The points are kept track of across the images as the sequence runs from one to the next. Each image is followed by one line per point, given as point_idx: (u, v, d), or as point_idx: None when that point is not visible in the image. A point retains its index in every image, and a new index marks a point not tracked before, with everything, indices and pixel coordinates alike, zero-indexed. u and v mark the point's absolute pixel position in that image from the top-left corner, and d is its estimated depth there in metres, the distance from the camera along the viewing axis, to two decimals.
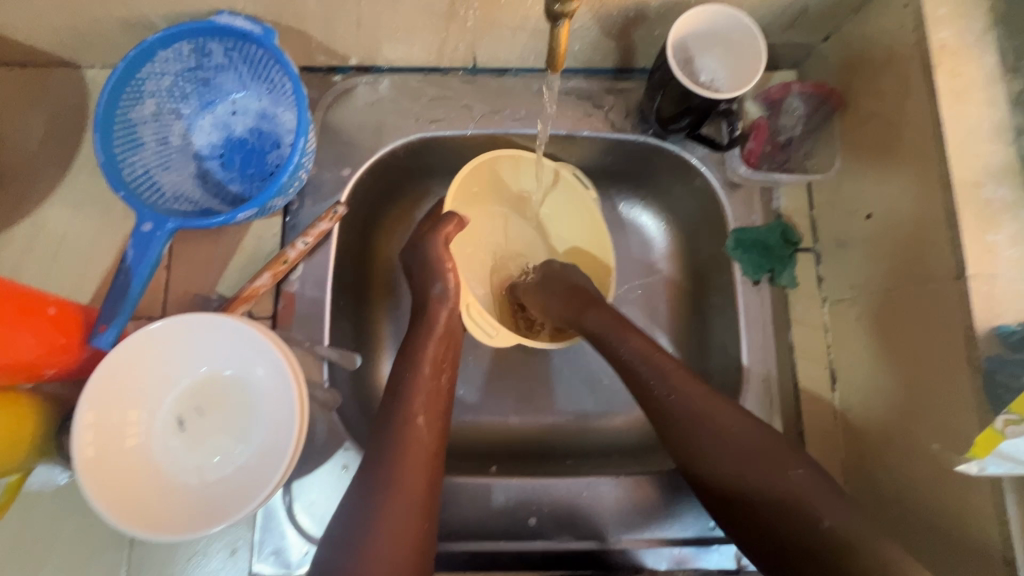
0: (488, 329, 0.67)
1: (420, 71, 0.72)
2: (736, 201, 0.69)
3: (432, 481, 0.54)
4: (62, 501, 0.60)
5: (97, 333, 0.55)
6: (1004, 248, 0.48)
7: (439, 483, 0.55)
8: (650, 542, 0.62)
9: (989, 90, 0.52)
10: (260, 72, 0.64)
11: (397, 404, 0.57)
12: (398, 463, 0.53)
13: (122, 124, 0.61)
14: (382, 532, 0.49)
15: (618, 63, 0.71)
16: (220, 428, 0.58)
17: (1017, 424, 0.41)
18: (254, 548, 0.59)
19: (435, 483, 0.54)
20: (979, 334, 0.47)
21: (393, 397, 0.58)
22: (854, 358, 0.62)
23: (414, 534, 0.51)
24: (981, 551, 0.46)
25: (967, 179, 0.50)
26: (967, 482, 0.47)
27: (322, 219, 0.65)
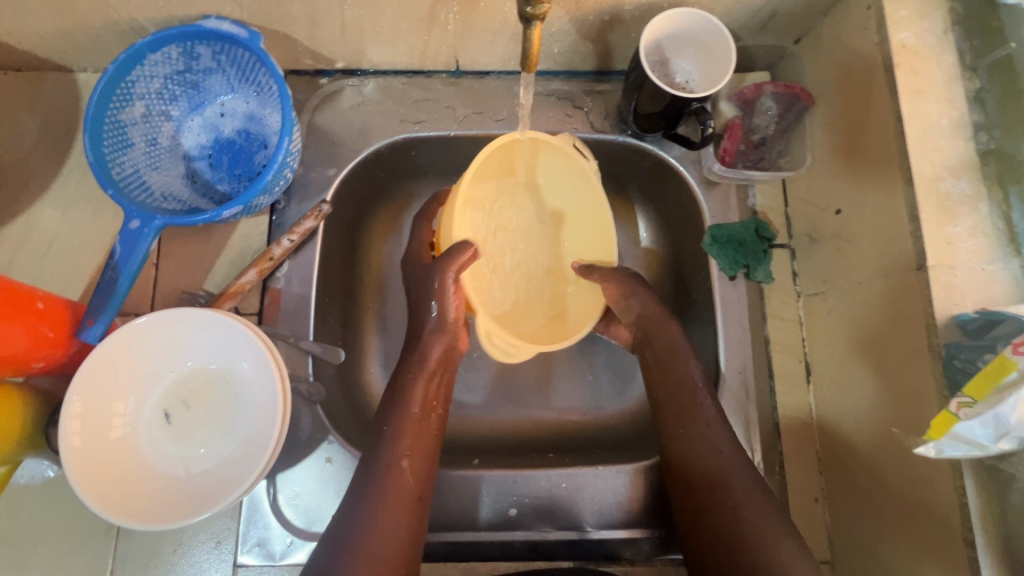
0: (508, 347, 0.62)
1: (404, 74, 0.74)
2: (712, 199, 0.71)
3: (416, 521, 0.54)
4: (49, 495, 0.61)
5: (85, 327, 0.57)
6: (962, 240, 0.50)
7: (422, 521, 0.54)
8: (630, 533, 0.63)
9: (949, 87, 0.54)
10: (248, 75, 0.66)
11: (383, 444, 0.56)
12: (390, 484, 0.54)
13: (112, 125, 0.63)
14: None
15: (597, 65, 0.73)
16: (205, 421, 0.59)
17: (971, 407, 0.42)
18: (239, 538, 0.60)
19: (419, 522, 0.54)
20: (939, 323, 0.49)
21: (379, 437, 0.57)
22: (827, 350, 0.63)
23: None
24: (945, 536, 0.48)
25: (927, 173, 0.52)
26: (929, 466, 0.49)
27: (308, 217, 0.66)
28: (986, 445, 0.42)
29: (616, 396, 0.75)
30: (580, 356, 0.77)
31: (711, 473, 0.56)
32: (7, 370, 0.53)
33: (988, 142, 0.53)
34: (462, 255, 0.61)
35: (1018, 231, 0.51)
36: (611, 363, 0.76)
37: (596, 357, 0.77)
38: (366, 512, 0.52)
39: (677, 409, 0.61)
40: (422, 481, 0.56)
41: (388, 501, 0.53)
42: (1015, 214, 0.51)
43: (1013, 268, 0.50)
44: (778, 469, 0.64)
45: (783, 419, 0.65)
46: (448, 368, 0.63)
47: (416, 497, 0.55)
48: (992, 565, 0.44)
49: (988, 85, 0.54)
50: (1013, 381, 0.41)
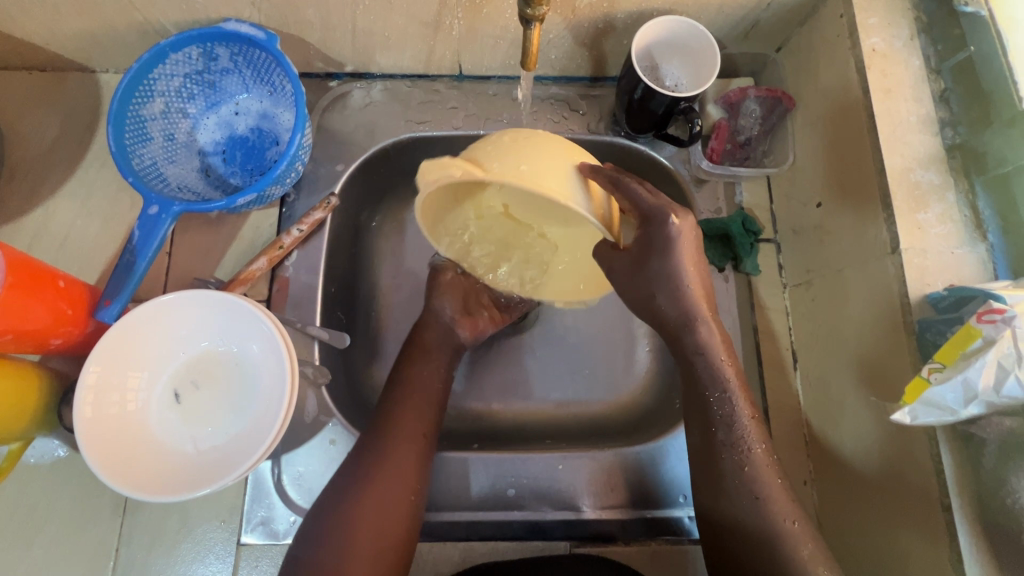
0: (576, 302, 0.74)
1: (409, 78, 0.78)
2: (703, 195, 0.75)
3: (419, 459, 0.59)
4: (57, 473, 0.63)
5: (102, 307, 0.59)
6: (931, 225, 0.54)
7: (425, 462, 0.59)
8: (624, 513, 0.65)
9: (916, 87, 0.58)
10: (263, 76, 0.71)
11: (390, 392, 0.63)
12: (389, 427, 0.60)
13: (133, 120, 0.66)
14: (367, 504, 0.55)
15: (592, 71, 0.77)
16: (215, 400, 0.61)
17: (940, 371, 0.45)
18: (243, 517, 0.62)
19: (421, 461, 0.59)
20: (913, 301, 0.52)
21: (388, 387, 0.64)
22: (812, 336, 0.67)
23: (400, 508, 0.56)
24: (924, 504, 0.50)
25: (897, 165, 0.56)
26: (908, 437, 0.51)
27: (317, 208, 0.69)
28: (956, 410, 0.45)
29: (612, 390, 0.77)
30: (576, 350, 0.79)
31: (702, 448, 0.59)
32: (26, 347, 0.55)
33: (954, 137, 0.57)
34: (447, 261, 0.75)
35: (983, 218, 0.54)
36: (608, 355, 0.78)
37: (590, 352, 0.78)
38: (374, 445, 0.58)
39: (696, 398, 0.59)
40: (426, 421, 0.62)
41: (392, 438, 0.59)
42: (980, 202, 0.55)
43: (979, 251, 0.54)
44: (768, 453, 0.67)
45: (772, 405, 0.68)
46: (447, 349, 0.70)
47: (417, 440, 0.60)
48: (969, 528, 0.46)
49: (951, 85, 0.58)
50: (977, 348, 0.44)
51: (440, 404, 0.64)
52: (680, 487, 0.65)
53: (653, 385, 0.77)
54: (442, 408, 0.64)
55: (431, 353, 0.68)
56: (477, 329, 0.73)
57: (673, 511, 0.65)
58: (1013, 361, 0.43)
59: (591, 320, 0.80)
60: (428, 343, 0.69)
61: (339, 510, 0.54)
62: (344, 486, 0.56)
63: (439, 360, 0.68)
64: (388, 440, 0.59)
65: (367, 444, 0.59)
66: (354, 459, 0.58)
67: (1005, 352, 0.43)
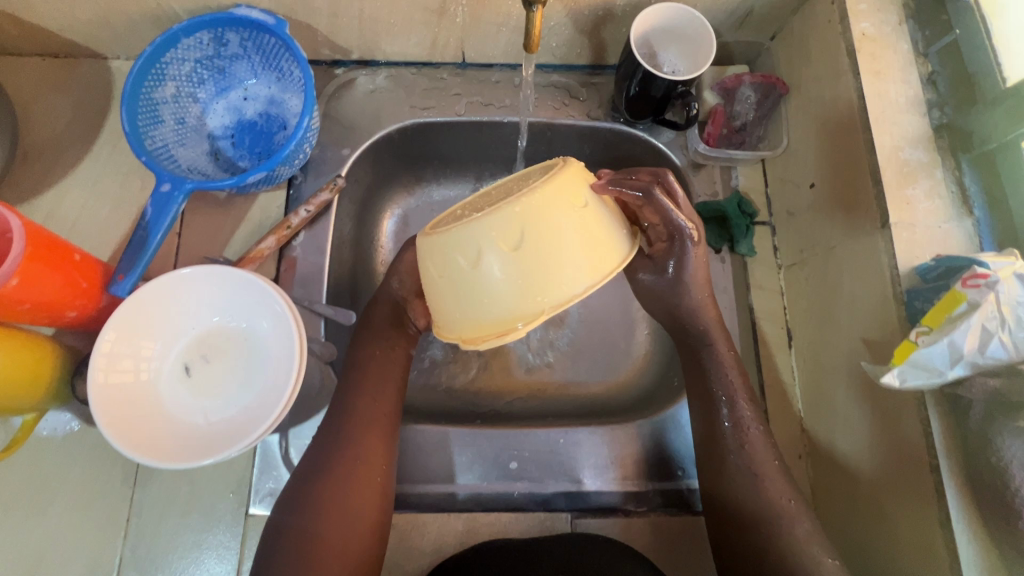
0: None
1: (413, 66, 0.80)
2: (699, 180, 0.77)
3: (385, 447, 0.60)
4: (69, 446, 0.64)
5: (115, 281, 0.61)
6: (920, 200, 0.56)
7: (390, 449, 0.60)
8: (624, 486, 0.66)
9: (904, 70, 0.60)
10: (272, 61, 0.73)
11: (351, 375, 0.63)
12: (353, 413, 0.59)
13: (146, 102, 0.68)
14: (330, 491, 0.55)
15: (591, 59, 0.80)
16: (224, 374, 0.63)
17: (928, 334, 0.47)
18: (251, 487, 0.64)
19: (387, 448, 0.60)
20: (902, 273, 0.54)
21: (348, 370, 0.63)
22: (805, 314, 0.69)
23: (368, 493, 0.56)
24: (913, 467, 0.51)
25: (887, 143, 0.58)
26: (899, 404, 0.53)
27: (323, 190, 0.71)
28: (943, 372, 0.47)
29: (609, 370, 0.79)
30: (576, 331, 0.81)
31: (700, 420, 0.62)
32: (42, 318, 0.56)
33: (941, 117, 0.59)
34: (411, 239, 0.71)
35: (969, 194, 0.56)
36: (607, 335, 0.81)
37: (589, 334, 0.81)
38: (341, 431, 0.59)
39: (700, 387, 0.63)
40: (390, 409, 0.62)
41: (356, 426, 0.59)
42: (966, 179, 0.57)
43: (966, 225, 0.56)
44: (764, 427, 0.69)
45: (767, 381, 0.70)
46: (402, 333, 0.67)
47: (379, 427, 0.60)
48: (956, 487, 0.48)
49: (939, 68, 0.61)
50: (963, 311, 0.46)
51: (398, 386, 0.64)
52: (678, 461, 0.67)
53: (651, 365, 0.79)
54: (401, 389, 0.64)
55: (388, 333, 0.66)
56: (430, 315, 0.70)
57: (671, 484, 0.67)
58: (996, 323, 0.45)
59: (591, 302, 0.82)
60: (387, 326, 0.66)
61: (308, 493, 0.55)
62: (312, 470, 0.57)
63: (398, 346, 0.66)
64: (352, 427, 0.59)
65: (329, 431, 0.59)
66: (315, 446, 0.58)
67: (988, 315, 0.45)
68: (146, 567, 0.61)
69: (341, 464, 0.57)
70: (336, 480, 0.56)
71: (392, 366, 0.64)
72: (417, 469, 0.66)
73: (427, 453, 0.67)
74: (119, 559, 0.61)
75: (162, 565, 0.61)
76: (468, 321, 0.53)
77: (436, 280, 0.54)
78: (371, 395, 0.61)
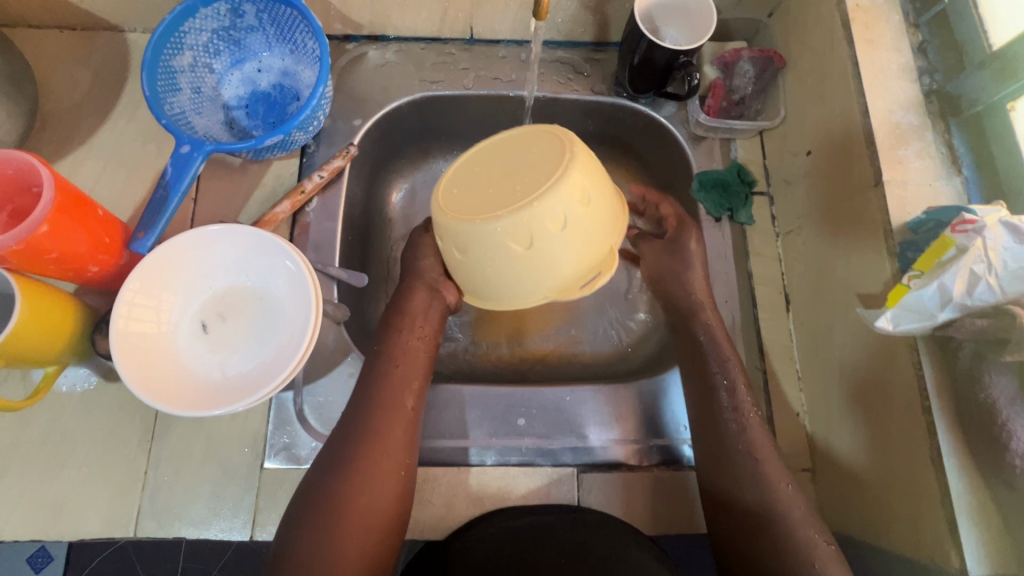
0: None
1: (423, 41, 0.83)
2: (699, 152, 0.80)
3: (409, 433, 0.60)
4: (87, 402, 0.65)
5: (136, 239, 0.62)
6: (911, 160, 0.59)
7: (415, 435, 0.61)
8: (629, 442, 0.68)
9: (896, 38, 0.63)
10: (287, 33, 0.75)
11: (379, 360, 0.64)
12: (382, 399, 0.61)
13: (165, 70, 0.70)
14: (356, 477, 0.56)
15: (595, 36, 0.82)
16: (240, 331, 0.64)
17: (919, 278, 0.50)
18: (266, 442, 0.65)
19: (411, 434, 0.60)
20: (894, 228, 0.57)
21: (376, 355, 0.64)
22: (802, 278, 0.71)
23: (392, 480, 0.57)
24: (908, 412, 0.54)
25: (880, 107, 0.61)
26: (894, 351, 0.55)
27: (337, 157, 0.73)
28: (933, 314, 0.49)
29: (612, 339, 0.81)
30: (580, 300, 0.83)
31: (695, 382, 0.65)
32: (67, 271, 0.58)
33: (931, 83, 0.62)
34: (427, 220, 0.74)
35: (958, 154, 0.59)
36: (611, 304, 0.83)
37: (593, 303, 0.83)
38: (366, 415, 0.60)
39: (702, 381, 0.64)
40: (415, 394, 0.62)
41: (382, 412, 0.60)
42: (955, 140, 0.60)
43: (955, 184, 0.58)
44: (763, 387, 0.71)
45: (766, 343, 0.73)
46: (435, 316, 0.68)
47: (406, 413, 0.61)
48: (947, 425, 0.51)
49: (928, 38, 0.63)
50: (951, 256, 0.48)
51: (425, 379, 0.64)
52: (680, 418, 0.69)
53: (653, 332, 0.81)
54: (427, 382, 0.64)
55: (416, 318, 0.67)
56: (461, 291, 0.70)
57: (674, 440, 0.68)
58: (983, 266, 0.47)
59: None
60: (416, 309, 0.67)
61: (331, 476, 0.57)
62: (337, 451, 0.58)
63: (425, 327, 0.67)
64: (377, 414, 0.60)
65: (356, 418, 0.60)
66: (341, 433, 0.59)
67: (976, 259, 0.47)
68: (164, 518, 0.62)
69: (366, 450, 0.58)
70: (361, 468, 0.57)
71: (419, 357, 0.65)
72: (427, 425, 0.68)
73: (441, 412, 0.69)
74: (138, 511, 0.62)
75: (180, 516, 0.63)
76: (516, 292, 0.60)
77: (500, 261, 0.56)
78: (396, 381, 0.62)
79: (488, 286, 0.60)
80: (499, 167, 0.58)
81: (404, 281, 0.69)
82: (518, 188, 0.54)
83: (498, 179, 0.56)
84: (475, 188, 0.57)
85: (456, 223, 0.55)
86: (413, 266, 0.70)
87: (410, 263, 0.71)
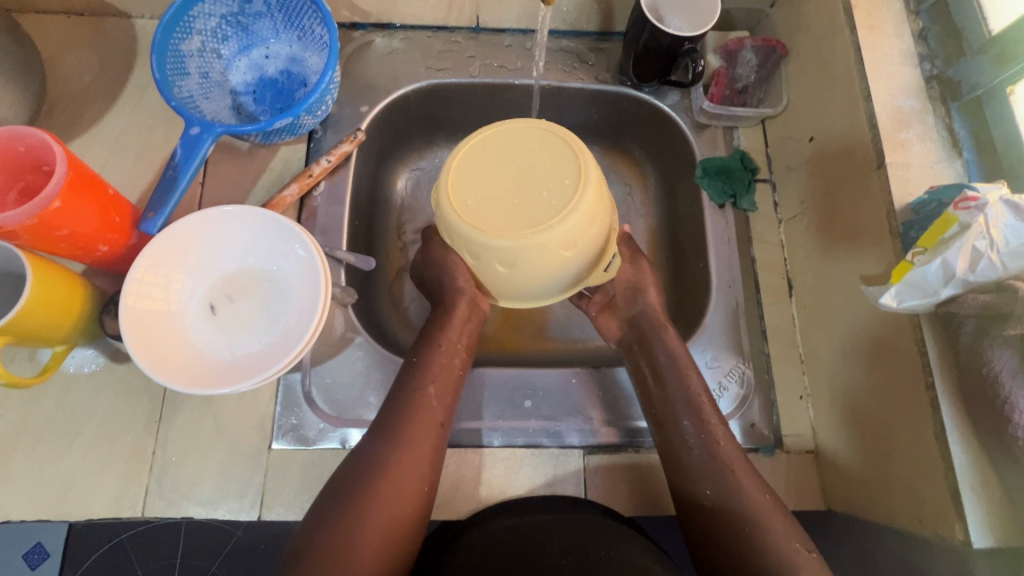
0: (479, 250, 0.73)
1: (429, 29, 0.83)
2: (703, 139, 0.80)
3: (436, 447, 0.60)
4: (96, 382, 0.65)
5: (146, 219, 0.62)
6: (913, 143, 0.60)
7: (441, 448, 0.61)
8: (633, 424, 0.69)
9: (897, 25, 0.64)
10: (295, 20, 0.75)
11: (412, 376, 0.63)
12: (413, 414, 0.60)
13: (174, 54, 0.70)
14: (381, 492, 0.56)
15: (600, 25, 0.83)
16: (247, 312, 0.65)
17: (923, 254, 0.51)
18: (274, 423, 0.65)
19: (438, 448, 0.60)
20: (897, 208, 0.58)
21: (409, 370, 0.64)
22: (805, 263, 0.72)
23: (416, 492, 0.57)
24: (912, 392, 0.55)
25: (882, 92, 0.62)
26: (898, 330, 0.56)
27: (344, 141, 0.73)
28: (936, 291, 0.50)
29: None
30: None
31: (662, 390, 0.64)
32: (76, 250, 0.58)
33: (931, 69, 0.63)
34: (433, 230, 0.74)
35: (958, 138, 0.60)
36: None
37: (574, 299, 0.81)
38: (393, 428, 0.59)
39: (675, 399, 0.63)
40: (444, 410, 0.62)
41: (411, 426, 0.59)
42: (956, 124, 0.61)
43: (956, 166, 0.59)
44: (767, 370, 0.72)
45: (769, 327, 0.73)
46: (468, 332, 0.68)
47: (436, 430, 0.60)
48: (951, 401, 0.52)
49: (929, 25, 0.65)
50: (954, 232, 0.49)
51: (455, 395, 0.64)
52: None
53: None
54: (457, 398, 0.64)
55: (452, 335, 0.67)
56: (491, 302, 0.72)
57: None
58: (985, 243, 0.48)
59: None
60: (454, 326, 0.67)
61: (353, 487, 0.56)
62: (361, 457, 0.58)
63: (458, 341, 0.67)
64: (406, 428, 0.59)
65: (383, 430, 0.59)
66: (368, 445, 0.59)
67: (978, 235, 0.48)
68: (172, 497, 0.63)
69: (392, 463, 0.57)
70: (388, 483, 0.56)
71: (452, 376, 0.64)
72: None
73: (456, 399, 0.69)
74: (146, 491, 0.63)
75: (188, 496, 0.63)
76: (548, 288, 0.65)
77: (543, 263, 0.61)
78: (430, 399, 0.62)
79: (518, 287, 0.63)
80: (511, 174, 0.60)
81: (442, 298, 0.69)
82: (549, 198, 0.58)
83: (518, 187, 0.59)
84: (499, 200, 0.59)
85: (505, 237, 0.57)
86: (449, 282, 0.69)
87: (441, 280, 0.70)
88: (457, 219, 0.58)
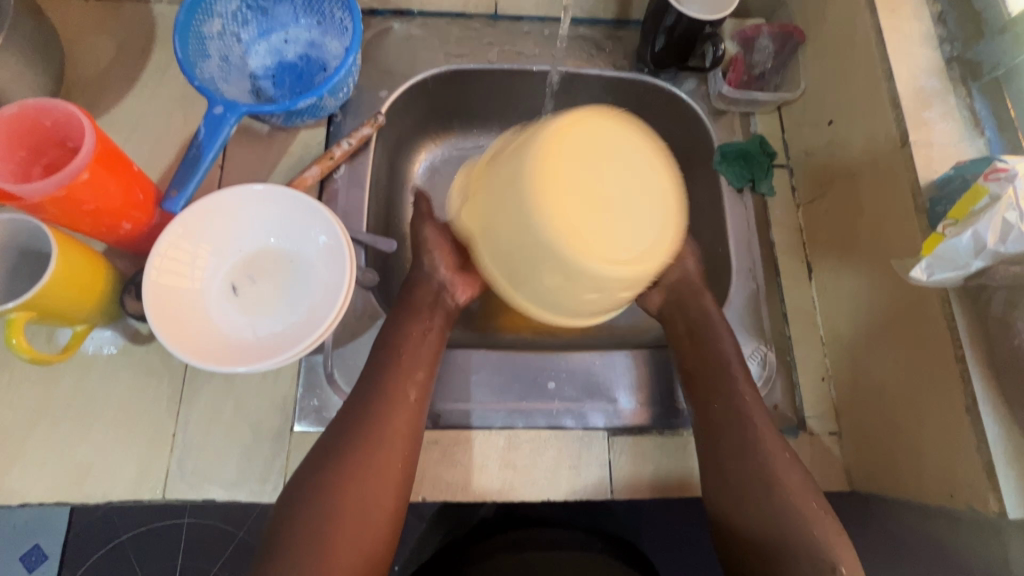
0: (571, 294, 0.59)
1: (447, 16, 0.84)
2: (720, 126, 0.81)
3: (412, 426, 0.59)
4: (116, 364, 0.65)
5: (169, 198, 0.63)
6: (935, 122, 0.60)
7: (417, 427, 0.60)
8: (658, 407, 0.69)
9: (917, 7, 0.65)
10: (315, 4, 0.76)
11: (386, 354, 0.62)
12: (387, 394, 0.59)
13: (195, 36, 0.70)
14: (348, 471, 0.55)
15: (617, 13, 0.84)
16: (268, 292, 0.64)
17: (954, 226, 0.51)
18: (296, 405, 0.65)
19: (415, 428, 0.59)
20: (922, 185, 0.58)
21: (382, 348, 0.63)
22: (824, 247, 0.73)
23: (393, 472, 0.56)
24: (940, 368, 0.55)
25: (903, 72, 0.62)
26: (926, 307, 0.56)
27: (365, 124, 0.73)
28: (967, 264, 0.51)
29: (634, 313, 0.82)
30: None
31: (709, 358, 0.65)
32: (100, 228, 0.58)
33: (952, 50, 0.63)
34: (421, 203, 0.75)
35: (980, 117, 0.61)
36: None
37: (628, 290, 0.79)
38: (368, 407, 0.58)
39: (719, 373, 0.63)
40: (421, 391, 0.61)
41: (385, 407, 0.59)
42: (977, 104, 0.61)
43: (978, 145, 0.60)
44: (788, 353, 0.72)
45: (789, 310, 0.74)
46: (442, 312, 0.68)
47: (409, 409, 0.59)
48: (981, 375, 0.52)
49: (948, 7, 0.65)
50: (985, 204, 0.49)
51: (431, 371, 0.63)
52: None
53: None
54: (432, 374, 0.63)
55: (423, 311, 0.66)
56: (473, 289, 0.72)
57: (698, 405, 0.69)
58: (1017, 214, 0.48)
59: None
60: (421, 305, 0.67)
61: (324, 467, 0.55)
62: (340, 433, 0.57)
63: (432, 319, 0.66)
64: (377, 407, 0.58)
65: (358, 408, 0.58)
66: (339, 427, 0.58)
67: (1008, 206, 0.48)
68: (192, 480, 0.62)
69: (362, 443, 0.56)
70: (360, 464, 0.55)
71: (424, 351, 0.63)
72: (456, 388, 0.68)
73: (441, 380, 0.68)
74: (167, 473, 0.62)
75: (209, 479, 0.62)
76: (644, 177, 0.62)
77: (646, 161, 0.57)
78: (404, 381, 0.61)
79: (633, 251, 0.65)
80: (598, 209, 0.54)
81: (412, 280, 0.69)
82: (640, 186, 0.53)
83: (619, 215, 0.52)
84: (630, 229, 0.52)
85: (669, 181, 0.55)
86: (421, 265, 0.70)
87: (417, 263, 0.70)
88: (629, 270, 0.52)
